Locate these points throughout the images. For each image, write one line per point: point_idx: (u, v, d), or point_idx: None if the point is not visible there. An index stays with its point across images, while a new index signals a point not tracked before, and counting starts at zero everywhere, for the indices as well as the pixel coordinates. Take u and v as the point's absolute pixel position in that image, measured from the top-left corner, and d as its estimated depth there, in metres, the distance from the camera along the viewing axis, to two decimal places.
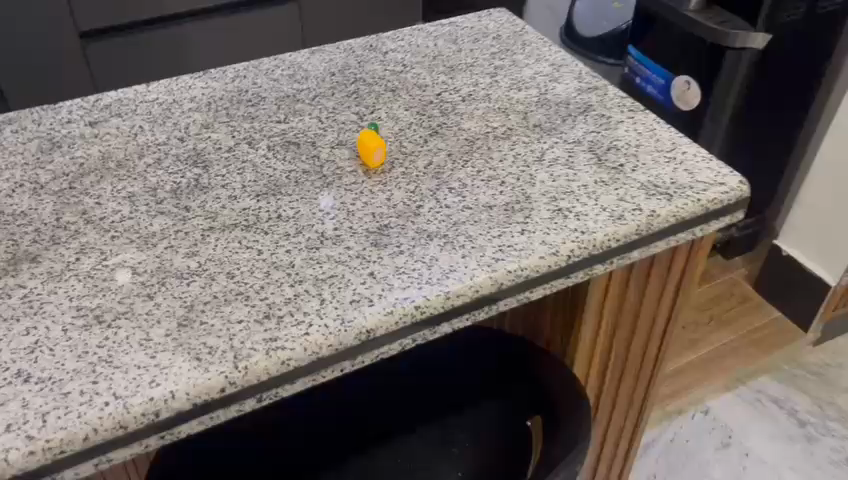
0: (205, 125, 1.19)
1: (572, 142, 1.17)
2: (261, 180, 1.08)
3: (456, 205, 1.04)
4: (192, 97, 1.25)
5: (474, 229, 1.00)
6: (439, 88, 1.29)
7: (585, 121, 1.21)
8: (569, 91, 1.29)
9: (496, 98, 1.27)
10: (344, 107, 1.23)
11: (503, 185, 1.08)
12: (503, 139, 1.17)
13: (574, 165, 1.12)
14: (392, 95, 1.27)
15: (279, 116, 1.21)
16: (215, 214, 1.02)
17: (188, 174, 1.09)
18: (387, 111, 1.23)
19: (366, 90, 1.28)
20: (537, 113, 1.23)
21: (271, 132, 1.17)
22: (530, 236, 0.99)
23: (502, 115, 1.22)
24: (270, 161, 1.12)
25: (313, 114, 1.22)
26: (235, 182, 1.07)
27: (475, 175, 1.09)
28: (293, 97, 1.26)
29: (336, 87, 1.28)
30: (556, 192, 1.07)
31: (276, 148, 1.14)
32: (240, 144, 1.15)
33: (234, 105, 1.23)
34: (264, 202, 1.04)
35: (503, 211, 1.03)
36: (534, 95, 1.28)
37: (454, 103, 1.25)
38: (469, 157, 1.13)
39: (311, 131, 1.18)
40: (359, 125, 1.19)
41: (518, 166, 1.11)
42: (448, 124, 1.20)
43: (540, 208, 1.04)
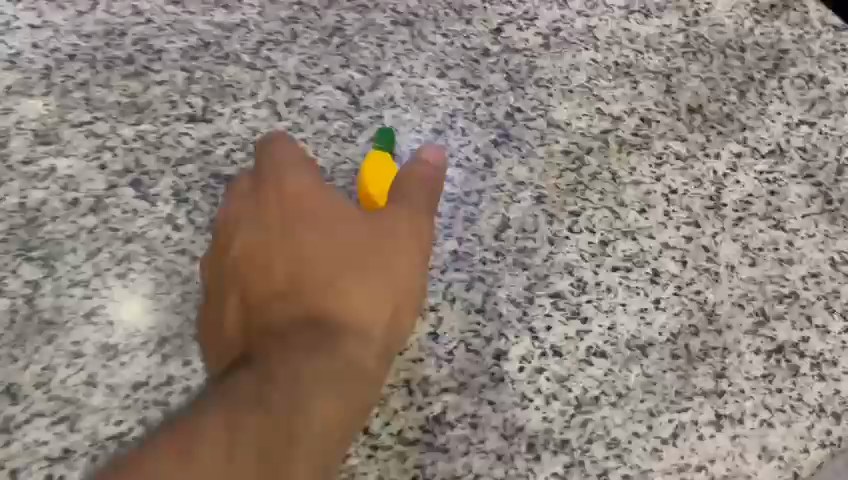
0: (41, 134, 0.59)
1: (767, 154, 0.61)
2: (167, 294, 0.53)
3: (573, 349, 0.51)
4: (11, 55, 0.62)
5: (621, 422, 0.49)
6: (494, 12, 0.68)
7: (782, 93, 0.64)
8: (737, 16, 0.69)
9: (606, 37, 0.67)
10: (319, 73, 0.64)
11: (657, 282, 0.54)
12: (636, 149, 0.60)
13: (783, 218, 0.57)
14: (410, 33, 0.66)
15: (193, 103, 0.61)
16: (74, 408, 0.48)
17: (9, 284, 0.52)
18: (404, 79, 0.64)
19: (358, 24, 0.66)
20: (689, 76, 0.65)
21: (181, 149, 0.59)
22: (735, 437, 0.49)
23: (623, 84, 0.64)
24: (181, 235, 0.55)
25: (260, 95, 0.62)
26: (113, 301, 0.52)
27: (598, 257, 0.55)
28: (216, 49, 0.64)
29: (299, 19, 0.66)
30: (764, 299, 0.54)
31: (191, 193, 0.57)
32: (117, 187, 0.57)
33: (98, 76, 0.62)
34: (178, 364, 0.50)
35: (668, 362, 0.51)
36: (676, 27, 0.68)
37: (529, 52, 0.66)
38: (579, 204, 0.57)
39: (259, 142, 0.60)
40: (353, 122, 0.61)
41: (677, 228, 0.57)
42: (525, 111, 0.62)
43: (741, 351, 0.51)
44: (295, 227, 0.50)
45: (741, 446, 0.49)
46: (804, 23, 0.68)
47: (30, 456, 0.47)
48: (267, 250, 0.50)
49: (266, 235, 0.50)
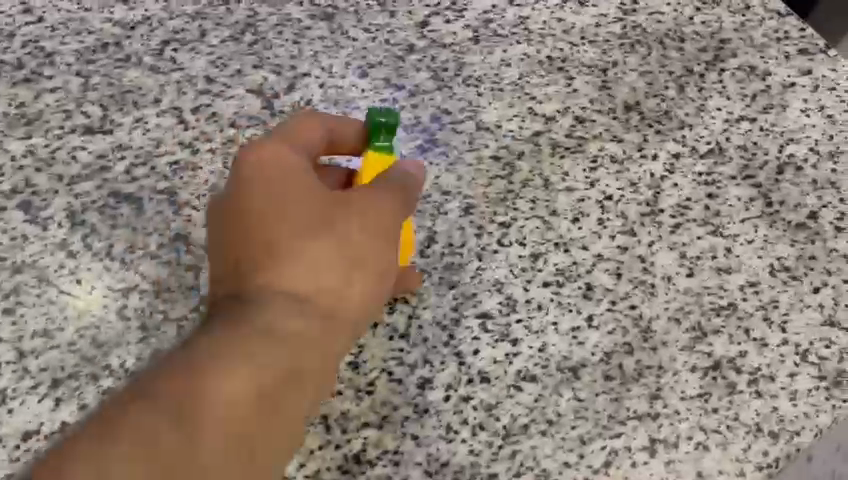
0: None
1: (705, 154, 0.58)
2: (60, 330, 0.48)
3: (502, 374, 0.48)
4: None
5: (551, 452, 0.46)
6: (420, 4, 0.63)
7: (722, 87, 0.61)
8: (676, 3, 0.66)
9: (539, 29, 0.63)
10: (230, 76, 0.59)
11: (590, 297, 0.51)
12: (569, 152, 0.57)
13: (721, 222, 0.55)
14: (329, 28, 0.62)
15: (90, 112, 0.56)
16: None
17: None
18: (323, 80, 0.59)
19: (273, 19, 0.62)
20: (626, 70, 0.62)
21: (76, 166, 0.54)
22: (669, 463, 0.46)
23: (557, 81, 0.61)
24: (76, 262, 0.50)
25: (164, 101, 0.57)
26: (0, 341, 0.47)
27: (529, 272, 0.52)
28: (115, 50, 0.59)
29: (208, 15, 0.61)
30: (701, 312, 0.51)
31: (86, 215, 0.52)
32: (5, 210, 0.52)
33: None
34: (72, 409, 0.46)
35: (601, 385, 0.48)
36: (612, 16, 0.64)
37: (457, 47, 0.62)
38: (509, 214, 0.54)
39: (163, 154, 0.55)
40: (268, 129, 0.57)
41: (612, 237, 0.54)
42: (453, 113, 0.58)
43: (676, 369, 0.49)
44: (327, 203, 0.44)
45: (676, 472, 0.46)
46: (746, 9, 0.66)
47: None
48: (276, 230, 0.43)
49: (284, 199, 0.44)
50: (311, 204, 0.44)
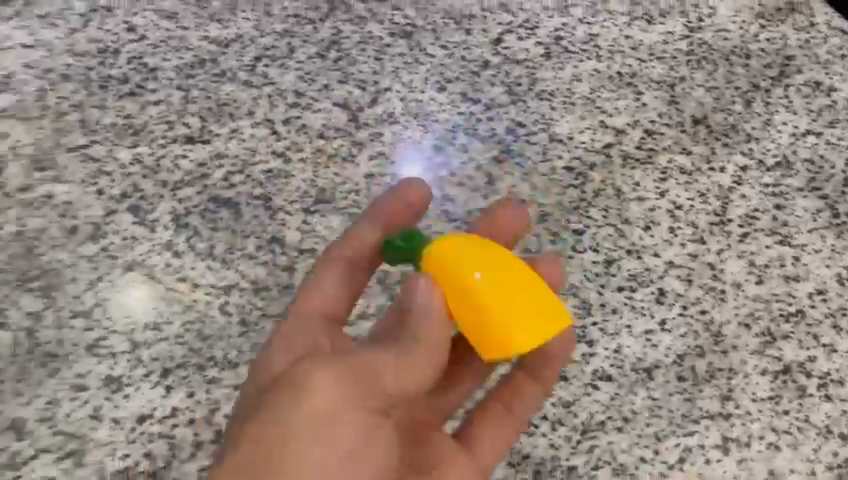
0: (38, 160, 0.58)
1: (772, 166, 0.60)
2: (169, 323, 0.52)
3: (579, 373, 0.51)
4: (6, 78, 0.62)
5: (627, 448, 0.48)
6: (494, 22, 0.67)
7: (788, 102, 0.63)
8: (741, 21, 0.68)
9: (609, 46, 0.66)
10: (317, 90, 0.63)
11: (663, 302, 0.54)
12: (640, 164, 0.60)
13: (790, 232, 0.57)
14: (409, 45, 0.65)
15: (190, 123, 0.60)
16: (78, 442, 0.48)
17: (11, 316, 0.52)
18: (404, 94, 0.63)
19: (355, 37, 0.66)
20: (693, 85, 0.64)
21: (179, 173, 0.58)
22: (741, 461, 0.48)
23: (628, 95, 0.63)
24: (181, 261, 0.54)
25: (257, 113, 0.61)
26: (116, 332, 0.52)
27: (603, 277, 0.54)
28: (212, 65, 0.63)
29: (295, 33, 0.66)
30: (771, 318, 0.53)
31: (191, 218, 0.56)
32: (116, 212, 0.56)
33: (94, 97, 0.61)
34: (181, 395, 0.50)
35: (674, 385, 0.51)
36: (680, 33, 0.67)
37: (530, 63, 0.65)
38: (583, 222, 0.57)
39: (259, 162, 0.59)
40: (353, 140, 0.60)
41: (682, 245, 0.56)
42: (527, 125, 0.61)
43: (747, 372, 0.51)
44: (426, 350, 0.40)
45: (748, 469, 0.48)
46: (810, 27, 0.68)
47: None
48: (353, 379, 0.38)
49: (360, 366, 0.38)
50: (392, 374, 0.38)
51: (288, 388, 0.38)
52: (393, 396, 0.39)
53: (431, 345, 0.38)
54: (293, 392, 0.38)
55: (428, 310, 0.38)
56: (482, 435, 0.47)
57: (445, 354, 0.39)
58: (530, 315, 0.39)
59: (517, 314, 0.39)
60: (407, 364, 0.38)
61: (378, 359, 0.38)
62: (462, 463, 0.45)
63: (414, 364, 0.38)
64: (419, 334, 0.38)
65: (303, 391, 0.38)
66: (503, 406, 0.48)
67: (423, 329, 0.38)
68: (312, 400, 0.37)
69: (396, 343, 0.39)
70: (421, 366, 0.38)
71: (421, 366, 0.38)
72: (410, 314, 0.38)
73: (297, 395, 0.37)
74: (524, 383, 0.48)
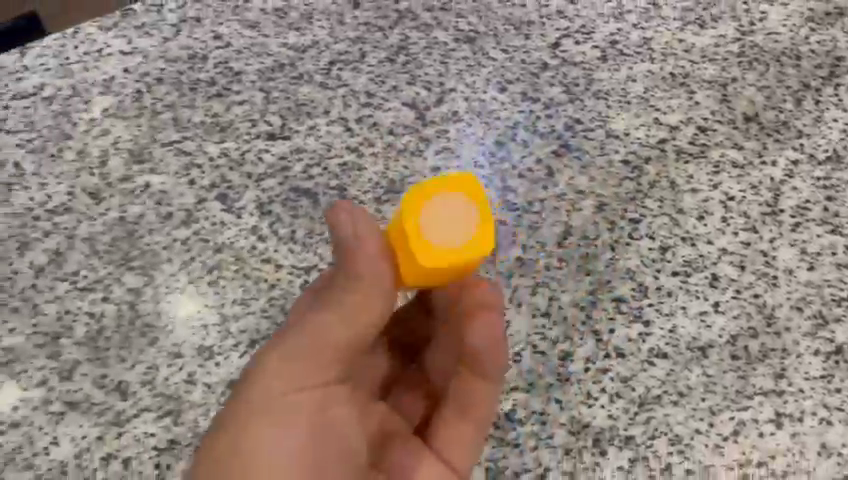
0: (136, 154, 0.64)
1: (823, 161, 0.62)
2: (255, 299, 0.57)
3: (636, 351, 0.54)
4: (107, 80, 0.68)
5: (683, 420, 0.51)
6: (552, 27, 0.71)
7: (837, 100, 0.66)
8: (792, 24, 0.71)
9: (662, 49, 0.69)
10: (387, 91, 0.67)
11: (717, 286, 0.56)
12: (693, 158, 0.63)
13: (840, 223, 0.59)
14: (472, 49, 0.70)
15: (272, 121, 0.66)
16: (176, 404, 0.53)
17: (114, 291, 0.57)
18: (468, 94, 0.67)
19: (422, 42, 0.70)
20: (745, 85, 0.67)
21: (262, 166, 0.63)
22: (794, 435, 0.51)
23: (681, 94, 0.67)
24: (266, 245, 0.59)
25: (332, 112, 0.66)
26: (207, 306, 0.57)
27: (659, 262, 0.58)
28: (291, 69, 0.69)
29: (366, 39, 0.71)
30: (822, 302, 0.56)
31: (274, 206, 0.61)
32: (206, 201, 0.62)
33: (185, 98, 0.67)
34: None
35: (728, 363, 0.53)
36: (731, 36, 0.70)
37: (587, 65, 0.68)
38: (639, 212, 0.60)
39: (334, 156, 0.64)
40: (421, 136, 0.65)
41: (735, 234, 0.59)
42: (584, 123, 0.65)
43: (800, 352, 0.53)
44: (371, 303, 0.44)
45: (801, 442, 0.50)
46: None
47: (141, 446, 0.52)
48: (298, 356, 0.43)
49: (301, 342, 0.43)
50: (328, 333, 0.42)
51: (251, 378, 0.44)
52: (339, 352, 0.43)
53: (365, 289, 0.42)
54: (255, 384, 0.43)
55: (358, 233, 0.42)
56: (451, 432, 0.49)
57: (386, 303, 0.43)
58: (437, 232, 0.41)
59: (428, 234, 0.41)
60: (341, 326, 0.42)
61: (318, 326, 0.43)
62: (431, 465, 0.48)
63: (356, 309, 0.42)
64: (359, 273, 0.42)
65: (261, 381, 0.43)
66: (457, 401, 0.49)
67: (358, 262, 0.42)
68: (268, 383, 0.43)
69: (321, 301, 0.43)
70: (352, 318, 0.42)
71: (363, 307, 0.42)
72: (349, 248, 0.42)
73: (257, 384, 0.43)
74: (479, 385, 0.49)
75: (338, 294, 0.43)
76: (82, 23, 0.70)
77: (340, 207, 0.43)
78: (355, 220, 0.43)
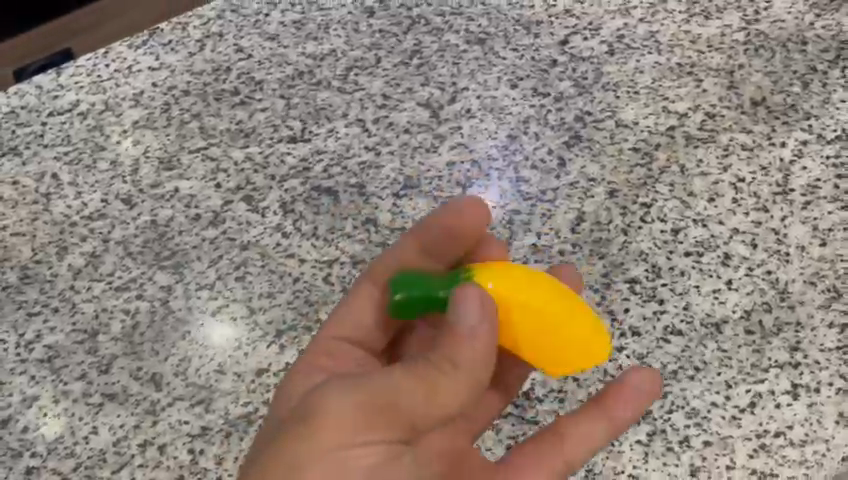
0: (165, 162, 0.67)
1: (832, 140, 0.64)
2: (281, 292, 0.60)
3: (651, 329, 0.55)
4: (137, 94, 0.71)
5: (700, 394, 0.52)
6: (560, 26, 0.73)
7: (845, 82, 0.67)
8: (797, 11, 0.72)
9: (668, 40, 0.71)
10: (402, 93, 0.70)
11: (729, 264, 0.58)
12: (702, 143, 0.64)
13: None
14: (484, 50, 0.72)
15: (293, 125, 0.69)
16: (207, 392, 0.56)
17: (147, 289, 0.60)
18: (480, 92, 0.69)
19: (435, 45, 0.73)
20: (752, 71, 0.68)
21: (284, 167, 0.66)
22: (811, 405, 0.51)
23: (689, 82, 0.68)
24: (289, 241, 0.62)
25: (350, 114, 0.69)
26: (235, 300, 0.59)
27: (671, 244, 0.59)
28: (310, 76, 0.72)
29: (381, 45, 0.73)
30: (835, 276, 0.57)
31: (296, 204, 0.64)
32: (232, 202, 0.64)
33: (210, 107, 0.70)
34: (293, 352, 0.57)
35: (743, 338, 0.54)
36: (737, 26, 0.72)
37: (595, 60, 0.70)
38: (650, 196, 0.61)
39: (354, 156, 0.67)
40: (436, 134, 0.67)
41: (746, 213, 0.60)
42: (594, 114, 0.67)
43: (814, 325, 0.54)
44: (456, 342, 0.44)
45: (818, 412, 0.51)
46: None
47: (175, 433, 0.54)
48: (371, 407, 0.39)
49: (373, 391, 0.39)
50: (405, 395, 0.39)
51: (307, 416, 0.39)
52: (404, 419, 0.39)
53: (461, 375, 0.39)
54: (314, 417, 0.39)
55: (476, 326, 0.38)
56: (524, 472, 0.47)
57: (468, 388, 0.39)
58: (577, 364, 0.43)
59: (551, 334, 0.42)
60: (417, 389, 0.39)
61: (399, 385, 0.39)
62: None
63: (433, 380, 0.39)
64: (445, 356, 0.39)
65: (316, 420, 0.39)
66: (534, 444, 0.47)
67: (453, 344, 0.39)
68: (327, 427, 0.39)
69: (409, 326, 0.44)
70: (431, 391, 0.39)
71: (442, 384, 0.39)
72: (460, 337, 0.39)
73: (312, 424, 0.39)
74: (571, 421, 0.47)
75: (425, 364, 0.39)
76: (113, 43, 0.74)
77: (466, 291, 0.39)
78: (484, 310, 0.39)
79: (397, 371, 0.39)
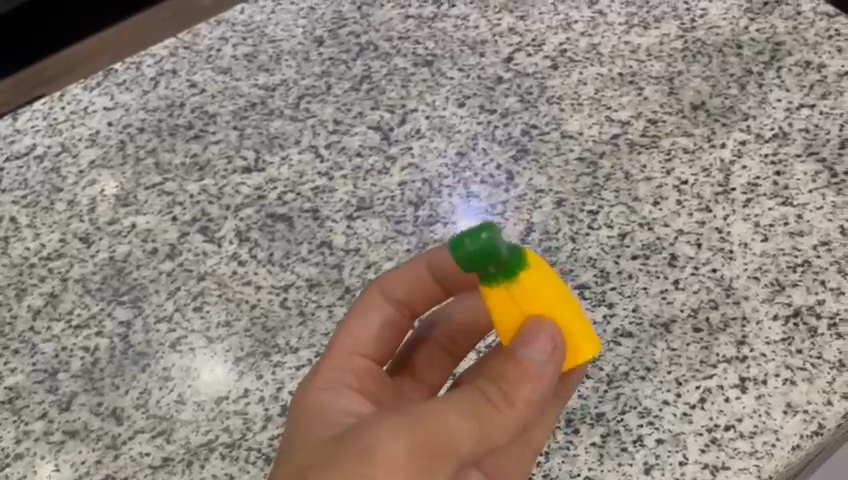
0: (122, 199, 0.68)
1: (770, 138, 0.65)
2: (238, 320, 0.60)
3: (602, 332, 0.56)
4: (92, 134, 0.72)
5: (651, 393, 0.53)
6: (505, 44, 0.75)
7: (780, 82, 0.69)
8: (732, 17, 0.74)
9: (610, 52, 0.73)
10: (353, 117, 0.71)
11: (676, 264, 0.59)
12: (645, 149, 0.66)
13: (791, 194, 0.62)
14: (431, 71, 0.74)
15: (247, 156, 0.70)
16: (168, 423, 0.56)
17: (106, 325, 0.61)
18: (429, 113, 0.71)
19: (383, 70, 0.74)
20: (691, 77, 0.70)
21: (239, 197, 0.67)
22: (760, 397, 0.52)
23: (630, 91, 0.70)
24: (246, 269, 0.63)
25: (303, 141, 0.70)
26: (193, 331, 0.60)
27: (618, 248, 0.60)
28: (262, 107, 0.73)
29: (331, 73, 0.75)
30: (778, 270, 0.58)
31: (251, 233, 0.65)
32: (188, 234, 0.65)
33: (164, 143, 0.71)
34: (252, 378, 0.58)
35: (691, 335, 0.55)
36: (675, 34, 0.74)
37: (539, 74, 0.72)
38: (596, 204, 0.63)
39: (307, 181, 0.68)
40: (387, 155, 0.69)
41: (690, 214, 0.61)
42: (540, 127, 0.69)
43: (759, 318, 0.56)
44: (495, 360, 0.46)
45: (766, 403, 0.52)
46: (797, 15, 0.74)
47: (137, 466, 0.55)
48: (432, 446, 0.39)
49: (432, 420, 0.40)
50: (458, 431, 0.40)
51: (373, 444, 0.39)
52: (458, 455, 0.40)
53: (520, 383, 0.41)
54: (377, 452, 0.39)
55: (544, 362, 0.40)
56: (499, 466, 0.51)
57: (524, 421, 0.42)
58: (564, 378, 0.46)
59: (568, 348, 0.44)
60: (472, 428, 0.40)
61: (455, 421, 0.40)
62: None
63: (486, 420, 0.40)
64: (508, 399, 0.41)
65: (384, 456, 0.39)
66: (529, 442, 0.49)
67: (517, 377, 0.41)
68: (395, 456, 0.39)
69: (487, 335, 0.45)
70: (486, 432, 0.40)
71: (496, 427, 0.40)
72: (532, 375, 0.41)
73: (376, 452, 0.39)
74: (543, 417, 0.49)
75: (476, 405, 0.40)
76: (69, 86, 0.75)
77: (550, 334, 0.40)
78: (553, 354, 0.40)
79: (448, 407, 0.40)
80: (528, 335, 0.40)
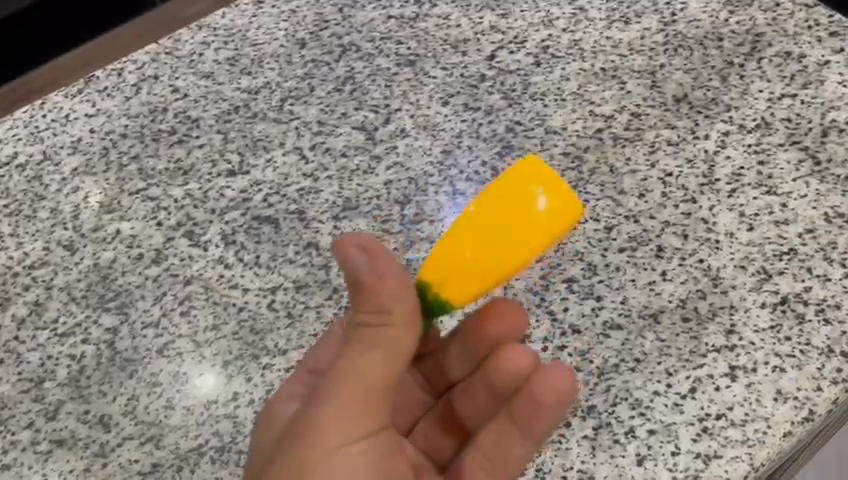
0: (106, 205, 0.67)
1: (753, 128, 0.66)
2: (225, 323, 0.60)
3: (590, 325, 0.56)
4: (73, 141, 0.71)
5: (642, 384, 0.53)
6: (487, 42, 0.75)
7: (761, 73, 0.69)
8: (712, 10, 0.75)
9: (591, 47, 0.73)
10: (337, 118, 0.71)
11: (663, 256, 0.59)
12: (630, 142, 0.66)
13: (775, 183, 0.62)
14: (414, 70, 0.74)
15: (231, 159, 0.69)
16: (157, 428, 0.56)
17: (93, 333, 0.60)
18: (413, 112, 0.71)
19: (366, 70, 0.74)
20: (673, 70, 0.71)
21: (224, 201, 0.67)
22: (750, 385, 0.52)
23: (613, 85, 0.70)
24: (232, 272, 0.62)
25: (287, 143, 0.70)
26: (181, 336, 0.60)
27: (605, 241, 0.60)
28: (246, 110, 0.72)
29: (314, 74, 0.74)
30: (765, 258, 0.58)
31: (237, 236, 0.64)
32: (174, 239, 0.65)
33: (148, 148, 0.70)
34: (241, 381, 0.57)
35: (680, 326, 0.55)
36: (656, 28, 0.74)
37: (522, 71, 0.72)
38: (582, 198, 0.63)
39: (292, 182, 0.67)
40: (372, 155, 0.68)
41: (676, 206, 0.62)
42: (524, 123, 0.69)
43: (747, 307, 0.56)
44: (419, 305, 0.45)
45: (757, 391, 0.52)
46: (776, 6, 0.74)
47: (126, 472, 0.54)
48: (351, 392, 0.42)
49: (345, 372, 0.42)
50: (362, 368, 0.41)
51: (307, 419, 0.42)
52: (379, 385, 0.42)
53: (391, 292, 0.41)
54: (312, 428, 0.42)
55: (380, 271, 0.40)
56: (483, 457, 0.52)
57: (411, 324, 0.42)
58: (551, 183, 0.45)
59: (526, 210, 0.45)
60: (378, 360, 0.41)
61: (354, 362, 0.42)
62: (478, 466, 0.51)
63: (378, 342, 0.41)
64: (382, 312, 0.41)
65: (320, 429, 0.42)
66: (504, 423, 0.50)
67: (370, 297, 0.41)
68: (329, 422, 0.42)
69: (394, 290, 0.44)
70: (389, 353, 0.41)
71: (396, 343, 0.41)
72: (382, 281, 0.40)
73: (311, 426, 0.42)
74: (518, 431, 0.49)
75: (365, 337, 0.41)
76: (50, 93, 0.74)
77: (350, 242, 0.40)
78: (373, 256, 0.40)
79: (346, 352, 0.42)
80: (341, 259, 0.40)
